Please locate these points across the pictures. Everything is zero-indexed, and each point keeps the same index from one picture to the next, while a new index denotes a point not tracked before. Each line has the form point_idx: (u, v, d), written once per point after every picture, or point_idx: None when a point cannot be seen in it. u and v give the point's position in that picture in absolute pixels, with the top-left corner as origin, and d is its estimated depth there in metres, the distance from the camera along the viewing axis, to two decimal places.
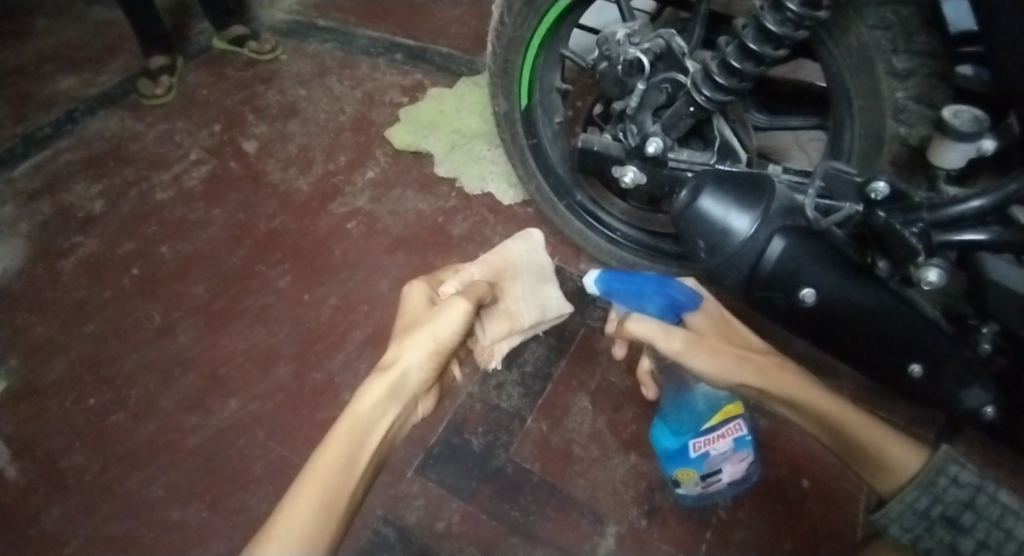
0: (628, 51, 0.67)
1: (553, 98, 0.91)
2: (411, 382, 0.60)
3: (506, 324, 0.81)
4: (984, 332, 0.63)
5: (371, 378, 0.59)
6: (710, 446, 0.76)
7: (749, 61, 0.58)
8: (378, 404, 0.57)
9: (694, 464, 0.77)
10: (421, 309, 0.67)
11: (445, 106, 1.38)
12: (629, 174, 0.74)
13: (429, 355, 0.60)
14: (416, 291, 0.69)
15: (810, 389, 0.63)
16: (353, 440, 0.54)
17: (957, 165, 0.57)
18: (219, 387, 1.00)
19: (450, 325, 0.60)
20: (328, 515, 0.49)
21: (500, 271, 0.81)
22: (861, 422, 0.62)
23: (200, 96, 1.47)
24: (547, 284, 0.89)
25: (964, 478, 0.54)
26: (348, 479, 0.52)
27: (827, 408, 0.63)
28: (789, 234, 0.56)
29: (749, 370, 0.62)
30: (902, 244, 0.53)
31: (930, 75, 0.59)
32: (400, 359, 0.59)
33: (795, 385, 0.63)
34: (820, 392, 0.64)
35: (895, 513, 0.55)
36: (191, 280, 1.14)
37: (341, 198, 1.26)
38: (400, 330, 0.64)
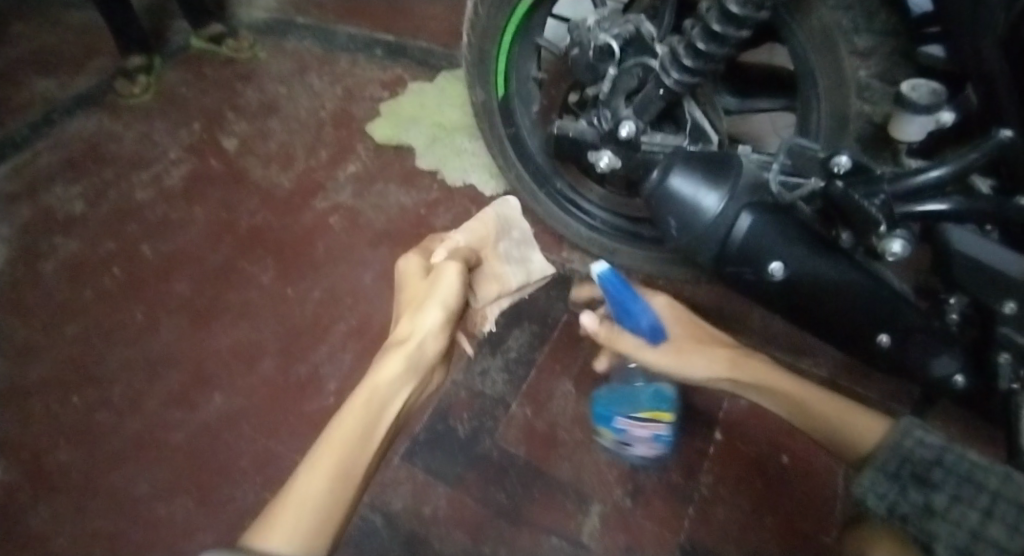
0: (598, 36, 0.68)
1: (530, 88, 0.92)
2: (427, 353, 0.65)
3: (495, 288, 0.78)
4: (953, 303, 0.66)
5: (389, 353, 0.64)
6: (634, 426, 0.85)
7: (714, 43, 0.59)
8: (398, 375, 0.62)
9: (612, 428, 0.87)
10: (416, 281, 0.69)
11: (426, 100, 1.39)
12: (604, 158, 0.74)
13: (439, 322, 0.65)
14: (411, 264, 0.71)
15: (778, 377, 0.76)
16: (373, 412, 0.59)
17: (917, 137, 0.58)
18: (204, 382, 1.00)
19: (451, 290, 0.66)
20: (342, 487, 0.51)
21: (485, 240, 0.77)
22: (823, 400, 0.73)
23: (179, 95, 1.47)
24: (531, 250, 0.84)
25: (929, 441, 0.56)
26: (361, 455, 0.55)
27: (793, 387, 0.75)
28: (756, 210, 0.58)
29: (721, 366, 0.77)
30: (863, 214, 0.54)
31: (891, 53, 0.61)
32: (415, 330, 0.64)
33: (759, 373, 0.77)
34: (786, 378, 0.76)
35: (869, 483, 0.55)
36: (173, 277, 1.14)
37: (323, 193, 1.26)
38: (405, 304, 0.68)
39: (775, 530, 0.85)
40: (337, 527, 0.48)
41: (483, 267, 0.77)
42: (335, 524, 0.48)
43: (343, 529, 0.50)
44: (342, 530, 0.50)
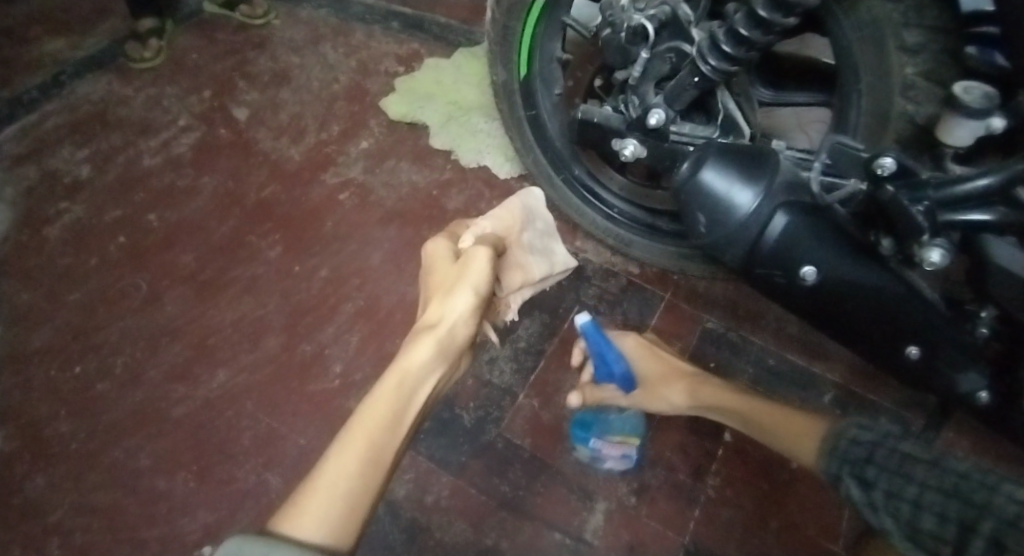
0: (633, 17, 0.65)
1: (554, 69, 0.88)
2: (458, 339, 0.63)
3: (518, 277, 0.75)
4: (983, 316, 0.62)
5: (418, 337, 0.62)
6: (606, 447, 0.87)
7: (757, 29, 0.56)
8: (427, 361, 0.60)
9: (585, 445, 0.87)
10: (445, 266, 0.68)
11: (442, 77, 1.36)
12: (629, 147, 0.71)
13: (470, 309, 0.63)
14: (440, 249, 0.69)
15: (731, 396, 0.83)
16: (401, 396, 0.58)
17: (966, 142, 0.54)
18: (206, 357, 0.99)
19: (483, 274, 0.64)
20: (370, 472, 0.52)
21: (510, 228, 0.74)
22: (770, 414, 0.79)
23: (190, 61, 1.44)
24: (554, 241, 0.82)
25: (863, 438, 0.61)
26: (390, 438, 0.55)
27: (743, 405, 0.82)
28: (791, 210, 0.55)
29: (682, 392, 0.86)
30: (908, 222, 0.52)
31: (941, 51, 0.57)
32: (445, 317, 0.63)
33: (713, 396, 0.84)
34: (736, 397, 0.83)
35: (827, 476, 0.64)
36: (179, 249, 1.12)
37: (333, 168, 1.23)
38: (434, 289, 0.66)
39: (781, 535, 0.84)
40: (366, 510, 0.49)
41: (508, 253, 0.74)
42: (365, 508, 0.49)
43: (372, 513, 0.51)
44: (369, 516, 0.51)
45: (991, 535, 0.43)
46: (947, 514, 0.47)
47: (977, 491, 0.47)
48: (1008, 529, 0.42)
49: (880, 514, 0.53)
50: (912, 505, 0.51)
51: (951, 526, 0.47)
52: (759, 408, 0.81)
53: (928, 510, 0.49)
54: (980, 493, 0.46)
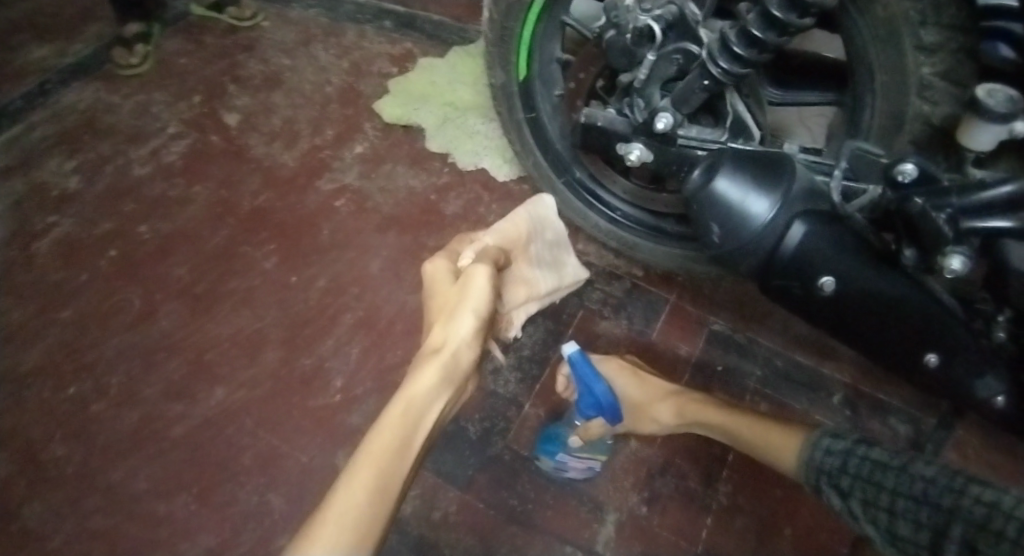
0: (638, 18, 0.62)
1: (553, 69, 0.85)
2: (463, 362, 0.59)
3: (522, 292, 0.73)
4: (999, 321, 0.61)
5: (422, 363, 0.59)
6: (573, 459, 0.83)
7: (772, 30, 0.54)
8: (433, 387, 0.57)
9: (552, 454, 0.84)
10: (447, 287, 0.64)
11: (437, 77, 1.33)
12: (634, 151, 0.69)
13: (474, 330, 0.59)
14: (439, 268, 0.66)
15: (715, 412, 0.80)
16: (408, 424, 0.55)
17: (989, 147, 0.52)
18: (204, 374, 0.96)
19: (483, 296, 0.60)
20: (378, 504, 0.49)
21: (515, 241, 0.71)
22: (754, 429, 0.75)
23: (178, 66, 1.41)
24: (564, 253, 0.82)
25: (836, 447, 0.62)
26: (398, 467, 0.52)
27: (726, 420, 0.79)
28: (809, 219, 0.53)
29: (665, 410, 0.82)
30: (934, 230, 0.50)
31: (955, 50, 0.54)
32: (449, 340, 0.59)
33: (697, 412, 0.81)
34: (720, 414, 0.80)
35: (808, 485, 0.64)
36: (172, 261, 1.09)
37: (328, 174, 1.21)
38: (436, 312, 0.62)
39: (795, 541, 0.82)
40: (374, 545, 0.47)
41: (512, 268, 0.72)
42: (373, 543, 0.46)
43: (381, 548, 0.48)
44: (377, 550, 0.48)
45: (962, 538, 0.43)
46: (920, 520, 0.47)
47: (945, 495, 0.47)
48: (977, 532, 0.42)
49: (862, 523, 0.54)
50: (887, 512, 0.51)
51: (925, 532, 0.47)
52: (742, 425, 0.77)
53: (903, 518, 0.49)
54: (947, 496, 0.46)
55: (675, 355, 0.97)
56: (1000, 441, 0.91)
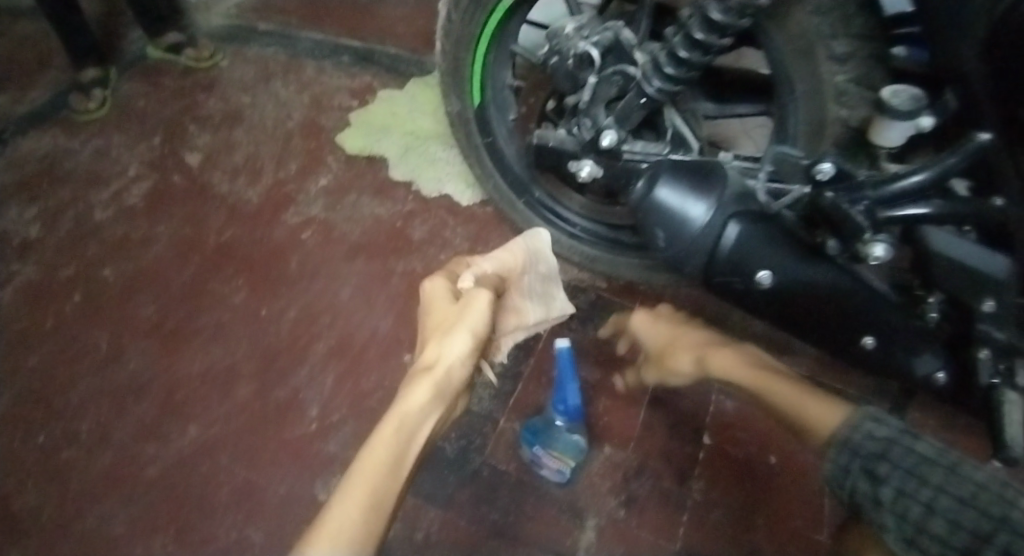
0: (578, 44, 0.67)
1: (506, 95, 0.91)
2: (455, 381, 0.60)
3: (513, 320, 0.76)
4: (931, 302, 0.64)
5: (417, 377, 0.60)
6: (545, 458, 0.86)
7: (696, 51, 0.58)
8: (425, 403, 0.58)
9: (529, 448, 0.87)
10: (445, 307, 0.66)
11: (397, 108, 1.38)
12: (585, 168, 0.73)
13: (468, 349, 0.61)
14: (439, 287, 0.69)
15: (739, 370, 0.74)
16: (403, 439, 0.55)
17: (898, 142, 0.57)
18: (177, 412, 0.96)
19: (480, 319, 0.62)
20: (373, 516, 0.48)
21: (511, 270, 0.75)
22: (793, 393, 0.66)
23: (137, 108, 1.42)
24: (553, 285, 0.84)
25: (879, 433, 0.51)
26: (393, 481, 0.52)
27: (758, 383, 0.71)
28: (743, 219, 0.57)
29: (687, 363, 0.81)
30: (849, 221, 0.54)
31: (867, 57, 0.60)
32: (442, 358, 0.60)
33: (723, 367, 0.76)
34: (746, 373, 0.73)
35: (831, 471, 0.53)
36: (139, 302, 1.09)
37: (294, 207, 1.22)
38: (433, 329, 0.64)
39: (769, 531, 0.85)
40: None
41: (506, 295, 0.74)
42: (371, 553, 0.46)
43: None
44: None
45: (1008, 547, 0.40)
46: (962, 519, 0.43)
47: (996, 501, 0.43)
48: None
49: (883, 511, 0.47)
50: (922, 505, 0.45)
51: (964, 533, 0.42)
52: (775, 386, 0.69)
53: (940, 514, 0.44)
54: (998, 503, 0.43)
55: None
56: (953, 421, 0.96)
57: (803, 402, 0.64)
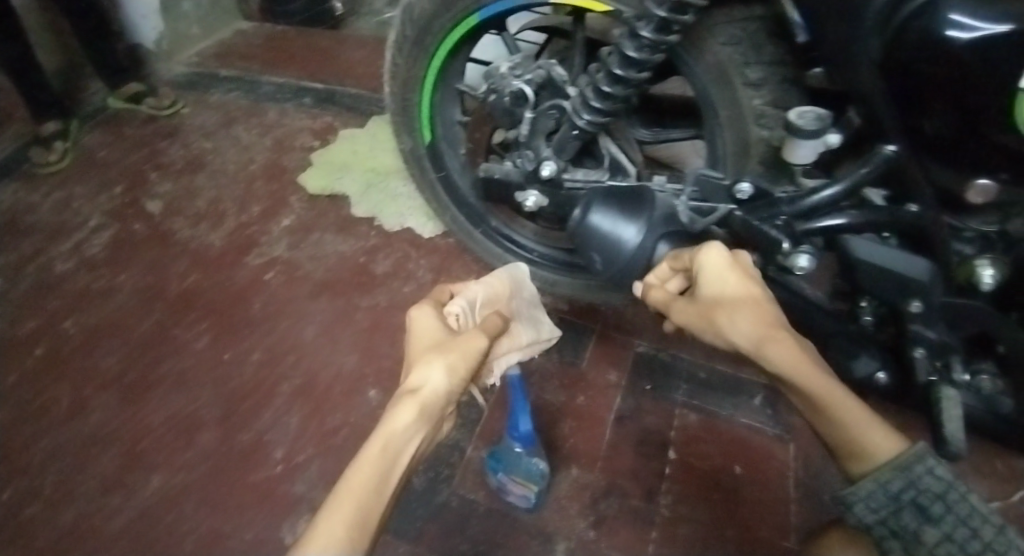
0: (512, 83, 0.71)
1: (455, 130, 0.93)
2: (441, 407, 0.55)
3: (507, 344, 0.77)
4: (864, 306, 0.67)
5: (401, 399, 0.53)
6: (510, 484, 0.87)
7: (618, 85, 0.62)
8: (410, 425, 0.51)
9: (495, 475, 0.88)
10: (436, 332, 0.62)
11: (358, 146, 1.40)
12: (531, 198, 0.76)
13: (457, 377, 0.56)
14: (425, 312, 0.64)
15: (812, 367, 0.51)
16: (388, 462, 0.49)
17: (807, 160, 0.60)
18: (141, 462, 0.95)
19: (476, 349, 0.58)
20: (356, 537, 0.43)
21: (500, 295, 0.79)
22: (841, 394, 0.50)
23: (99, 159, 1.43)
24: (540, 311, 0.89)
25: (942, 473, 0.44)
26: (377, 503, 0.46)
27: (794, 376, 0.51)
28: (672, 239, 0.64)
29: (746, 327, 0.54)
30: (764, 235, 0.60)
31: (781, 81, 0.65)
32: (427, 380, 0.54)
33: (788, 350, 0.52)
34: (800, 353, 0.52)
35: (863, 491, 0.45)
36: (101, 353, 1.08)
37: (256, 249, 1.23)
38: (422, 348, 0.59)
39: (740, 541, 0.85)
40: None
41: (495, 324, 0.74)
42: None
43: None
44: None
45: None
46: None
47: None
48: None
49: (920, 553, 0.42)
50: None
51: None
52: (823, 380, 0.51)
53: None
54: None
55: (605, 381, 1.03)
56: None
57: (850, 414, 0.49)
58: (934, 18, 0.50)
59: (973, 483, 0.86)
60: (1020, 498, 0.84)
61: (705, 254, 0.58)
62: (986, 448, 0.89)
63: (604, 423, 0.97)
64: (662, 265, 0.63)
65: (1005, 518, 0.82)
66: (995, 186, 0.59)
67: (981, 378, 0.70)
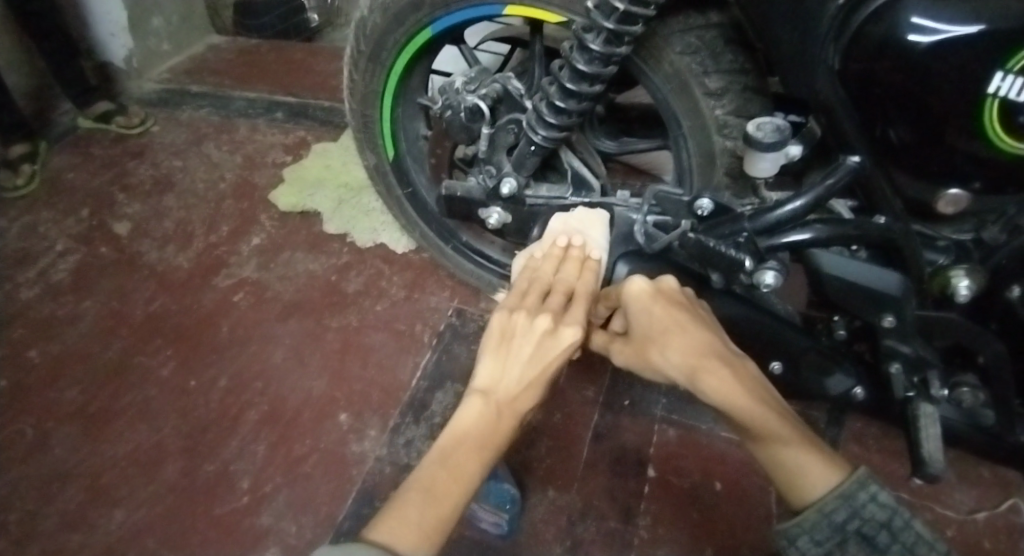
0: (466, 98, 0.71)
1: (421, 146, 0.91)
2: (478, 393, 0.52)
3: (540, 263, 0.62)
4: (837, 320, 0.67)
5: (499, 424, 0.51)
6: (480, 511, 0.84)
7: (571, 99, 0.60)
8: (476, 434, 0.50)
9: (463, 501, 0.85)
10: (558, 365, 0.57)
11: (331, 161, 1.38)
12: (494, 215, 0.75)
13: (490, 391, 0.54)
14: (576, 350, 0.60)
15: (738, 395, 0.51)
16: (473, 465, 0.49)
17: (768, 173, 0.58)
18: (104, 498, 0.91)
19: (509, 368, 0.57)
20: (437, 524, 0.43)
21: None
22: (773, 423, 0.50)
23: (66, 181, 1.39)
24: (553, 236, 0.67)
25: (883, 498, 0.44)
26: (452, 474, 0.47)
27: (728, 405, 0.52)
28: (631, 259, 0.65)
29: (675, 359, 0.55)
30: (723, 256, 0.58)
31: (743, 89, 0.62)
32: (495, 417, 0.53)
33: (716, 381, 0.52)
34: (727, 382, 0.52)
35: (808, 524, 0.45)
36: (65, 383, 1.05)
37: (225, 270, 1.20)
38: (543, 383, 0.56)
39: None
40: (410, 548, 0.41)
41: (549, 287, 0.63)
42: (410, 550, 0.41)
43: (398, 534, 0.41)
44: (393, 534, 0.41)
45: None
46: None
47: None
48: None
49: None
50: None
51: None
52: (754, 409, 0.51)
53: None
54: None
55: (583, 397, 1.00)
56: None
57: (784, 445, 0.49)
58: (894, 25, 0.48)
59: (957, 493, 0.84)
60: (1005, 507, 0.82)
61: (625, 289, 0.57)
62: (969, 458, 0.87)
63: (580, 441, 0.95)
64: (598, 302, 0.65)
65: (988, 530, 0.80)
66: (966, 195, 0.58)
67: (961, 391, 0.68)
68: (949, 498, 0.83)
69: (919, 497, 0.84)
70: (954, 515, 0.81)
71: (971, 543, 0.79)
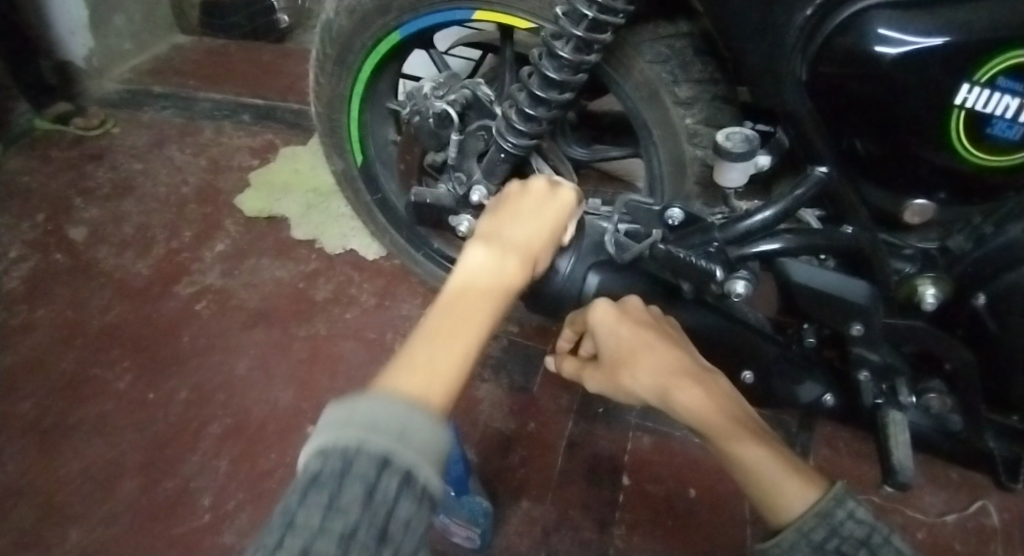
0: (435, 103, 0.70)
1: (389, 151, 0.89)
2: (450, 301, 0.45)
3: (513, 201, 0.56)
4: (807, 328, 0.68)
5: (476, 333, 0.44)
6: (451, 524, 0.81)
7: (541, 107, 0.59)
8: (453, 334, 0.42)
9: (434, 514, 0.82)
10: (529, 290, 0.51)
11: (299, 164, 1.34)
12: (464, 223, 0.73)
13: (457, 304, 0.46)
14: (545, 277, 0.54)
15: (708, 411, 0.52)
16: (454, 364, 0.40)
17: (738, 183, 0.58)
18: (56, 519, 0.86)
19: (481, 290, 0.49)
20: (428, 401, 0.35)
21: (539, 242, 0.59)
22: (743, 438, 0.51)
23: (20, 184, 1.33)
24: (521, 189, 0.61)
25: (861, 515, 0.43)
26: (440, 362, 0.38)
27: (700, 421, 0.53)
28: (602, 269, 0.64)
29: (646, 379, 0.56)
30: (693, 267, 0.57)
31: (712, 98, 0.62)
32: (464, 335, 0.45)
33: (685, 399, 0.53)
34: (695, 400, 0.53)
35: (787, 544, 0.43)
36: (15, 397, 1.00)
37: (188, 277, 1.16)
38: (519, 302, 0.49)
39: None
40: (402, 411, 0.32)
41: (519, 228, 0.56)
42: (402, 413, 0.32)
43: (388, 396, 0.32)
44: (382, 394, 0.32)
45: None
46: None
47: None
48: None
49: None
50: None
51: None
52: (724, 425, 0.52)
53: None
54: None
55: (557, 405, 0.99)
56: None
57: (756, 457, 0.49)
58: (862, 35, 0.48)
59: (925, 496, 0.85)
60: (970, 509, 0.83)
61: (591, 315, 0.59)
62: (936, 461, 0.88)
63: (554, 451, 0.94)
64: (568, 330, 0.67)
65: (953, 533, 0.81)
66: (931, 205, 0.58)
67: (929, 397, 0.68)
68: (917, 502, 0.84)
69: (888, 501, 0.85)
70: (922, 518, 0.83)
71: (938, 545, 0.80)
